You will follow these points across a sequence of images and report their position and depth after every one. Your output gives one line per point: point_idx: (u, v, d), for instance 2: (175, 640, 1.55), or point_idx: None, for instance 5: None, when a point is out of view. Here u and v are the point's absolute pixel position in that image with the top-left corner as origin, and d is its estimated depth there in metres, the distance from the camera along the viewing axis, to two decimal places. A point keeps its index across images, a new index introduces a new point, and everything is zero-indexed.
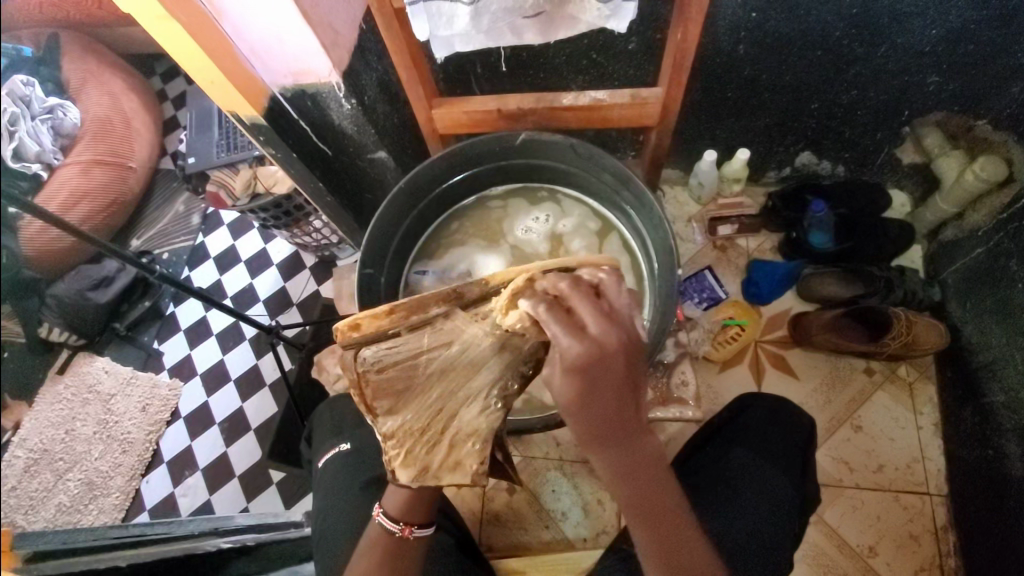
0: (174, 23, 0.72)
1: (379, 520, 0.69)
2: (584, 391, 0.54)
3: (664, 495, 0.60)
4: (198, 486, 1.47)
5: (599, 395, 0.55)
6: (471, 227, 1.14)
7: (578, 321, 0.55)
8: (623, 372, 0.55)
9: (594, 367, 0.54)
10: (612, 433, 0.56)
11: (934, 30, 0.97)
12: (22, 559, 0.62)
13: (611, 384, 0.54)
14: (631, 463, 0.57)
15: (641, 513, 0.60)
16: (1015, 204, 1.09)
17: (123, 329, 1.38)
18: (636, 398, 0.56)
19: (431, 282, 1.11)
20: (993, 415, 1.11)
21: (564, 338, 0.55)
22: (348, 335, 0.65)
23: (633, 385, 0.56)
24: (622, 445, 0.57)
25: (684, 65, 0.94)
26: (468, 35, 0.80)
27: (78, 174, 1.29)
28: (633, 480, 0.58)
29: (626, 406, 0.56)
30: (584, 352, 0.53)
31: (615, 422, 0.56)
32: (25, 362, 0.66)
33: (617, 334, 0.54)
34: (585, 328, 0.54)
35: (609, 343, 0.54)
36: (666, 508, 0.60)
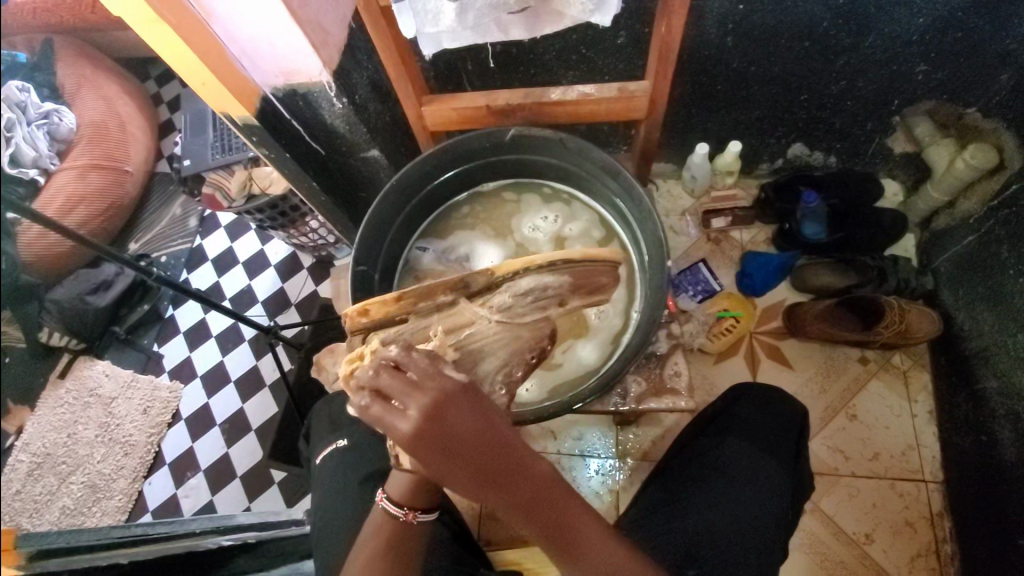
0: (164, 26, 0.73)
1: (384, 505, 0.71)
2: (437, 452, 0.54)
3: (581, 521, 0.56)
4: (199, 486, 1.43)
5: (455, 449, 0.54)
6: (482, 210, 1.15)
7: (399, 398, 0.56)
8: (466, 414, 0.55)
9: (436, 420, 0.54)
10: (490, 481, 0.54)
11: (920, 18, 0.97)
12: (28, 556, 0.64)
13: (462, 433, 0.54)
14: (526, 503, 0.55)
15: (569, 554, 0.56)
16: (1006, 190, 1.09)
17: (123, 333, 1.51)
18: (497, 434, 0.56)
19: (431, 259, 1.13)
20: (987, 401, 1.12)
21: (398, 418, 0.55)
22: (357, 319, 0.71)
23: (486, 425, 0.56)
24: (507, 487, 0.54)
25: (671, 58, 0.94)
26: (455, 31, 0.81)
27: (74, 177, 1.43)
28: (534, 519, 0.55)
29: (489, 451, 0.55)
30: (417, 419, 0.55)
31: (489, 467, 0.54)
32: (25, 366, 0.67)
33: (436, 382, 0.56)
34: (410, 394, 0.56)
35: (434, 395, 0.55)
36: (592, 536, 0.57)
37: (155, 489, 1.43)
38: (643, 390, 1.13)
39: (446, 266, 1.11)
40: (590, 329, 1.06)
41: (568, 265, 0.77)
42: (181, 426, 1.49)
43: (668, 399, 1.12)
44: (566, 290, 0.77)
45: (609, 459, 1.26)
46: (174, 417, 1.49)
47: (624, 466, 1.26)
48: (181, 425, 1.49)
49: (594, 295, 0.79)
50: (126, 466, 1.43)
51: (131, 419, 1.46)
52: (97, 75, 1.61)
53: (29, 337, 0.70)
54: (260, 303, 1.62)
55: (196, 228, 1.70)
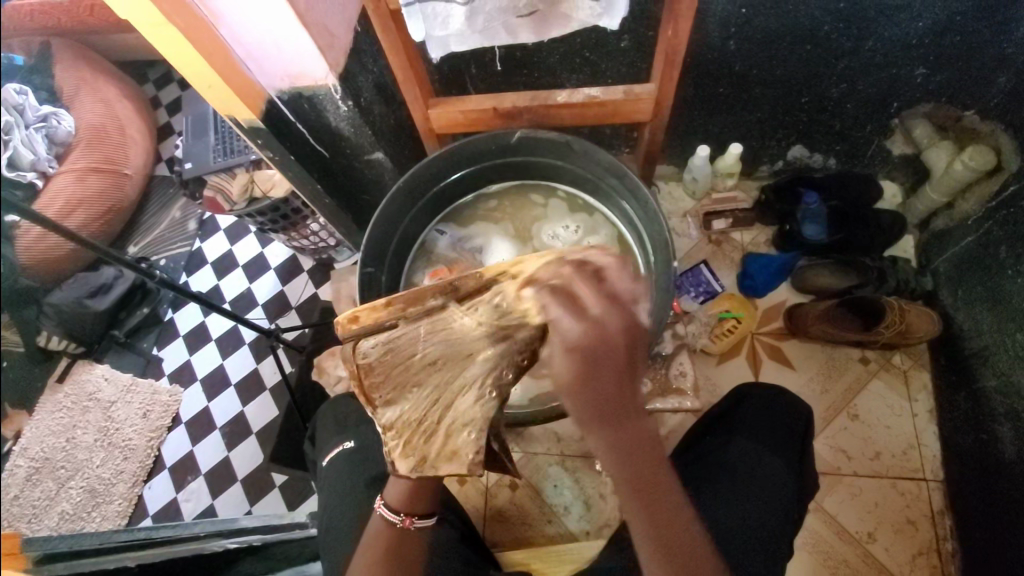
0: (170, 28, 0.73)
1: (380, 511, 0.71)
2: (587, 367, 0.56)
3: (663, 488, 0.59)
4: (200, 491, 1.49)
5: (601, 372, 0.56)
6: (511, 206, 1.16)
7: (591, 306, 0.58)
8: (619, 351, 0.57)
9: (595, 341, 0.57)
10: (617, 415, 0.57)
11: (920, 22, 0.98)
12: (32, 561, 0.63)
13: (612, 362, 0.57)
14: (632, 447, 0.57)
15: (640, 505, 0.59)
16: (1004, 191, 1.10)
17: (122, 335, 1.39)
18: (636, 379, 0.58)
19: (447, 244, 1.14)
20: (985, 400, 1.13)
21: (569, 322, 0.58)
22: (348, 327, 0.69)
23: (631, 365, 0.58)
24: (625, 427, 0.57)
25: (677, 61, 0.95)
26: (463, 35, 0.81)
27: (73, 181, 1.37)
28: (634, 465, 0.58)
29: (626, 387, 0.57)
30: (585, 331, 0.57)
31: (620, 402, 0.57)
32: (26, 370, 0.66)
33: (622, 309, 0.58)
34: (603, 305, 0.58)
35: (607, 320, 0.58)
36: (665, 502, 0.60)
37: (155, 494, 1.41)
38: None
39: (460, 253, 1.13)
40: None
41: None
42: (180, 431, 1.48)
43: (674, 398, 1.23)
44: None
45: None
46: (173, 422, 1.45)
47: None
48: (180, 429, 1.48)
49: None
50: (126, 470, 1.35)
51: (131, 423, 1.33)
52: (95, 79, 1.63)
53: (28, 341, 0.69)
54: (261, 305, 1.62)
55: (196, 231, 1.68)
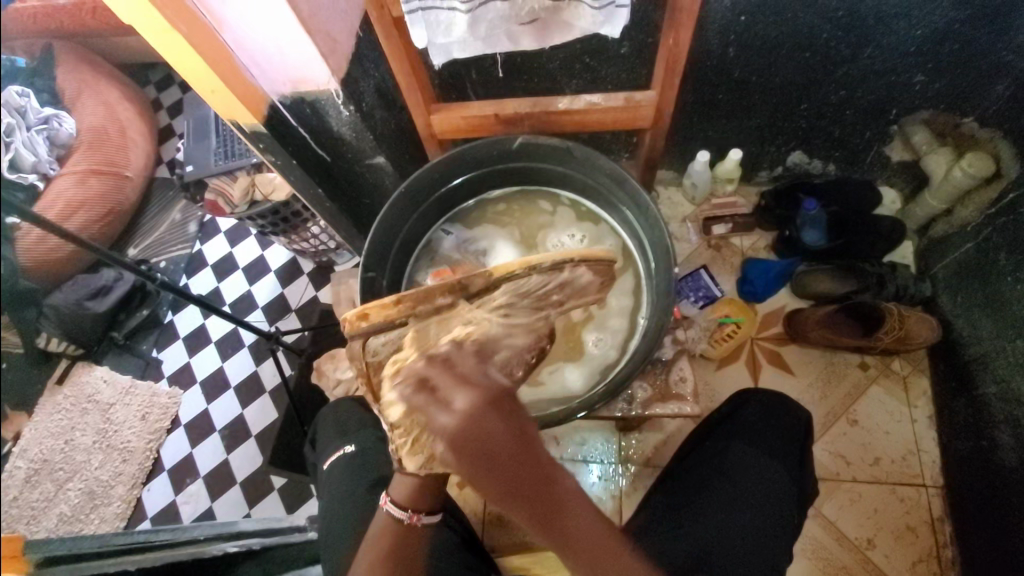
0: (176, 34, 0.73)
1: (387, 509, 0.71)
2: (474, 456, 0.55)
3: (599, 536, 0.57)
4: (199, 493, 1.43)
5: (489, 455, 0.55)
6: (518, 210, 1.17)
7: (449, 392, 0.59)
8: (504, 425, 0.57)
9: (476, 421, 0.56)
10: (520, 489, 0.55)
11: (918, 30, 0.99)
12: (33, 564, 0.63)
13: (498, 440, 0.56)
14: (547, 514, 0.56)
15: (582, 564, 0.57)
16: (1003, 199, 1.10)
17: (122, 338, 1.49)
18: (529, 445, 0.57)
19: (451, 244, 1.14)
20: (985, 407, 1.13)
21: (440, 412, 0.58)
22: (357, 325, 0.68)
23: (519, 436, 0.57)
24: (532, 497, 0.56)
25: (678, 68, 0.95)
26: (466, 42, 0.82)
27: (73, 183, 1.42)
28: (556, 529, 0.56)
29: (521, 456, 0.56)
30: (461, 421, 0.56)
31: (519, 478, 0.55)
32: (28, 372, 0.66)
33: (482, 381, 0.59)
34: (458, 389, 0.59)
35: (480, 394, 0.58)
36: (608, 548, 0.58)
37: (154, 497, 1.41)
38: (649, 396, 1.16)
39: (465, 255, 1.13)
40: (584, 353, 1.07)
41: (570, 265, 0.78)
42: (180, 432, 1.47)
43: (673, 404, 1.15)
44: (565, 291, 0.78)
45: (612, 465, 1.27)
46: (173, 423, 1.48)
47: (627, 472, 1.26)
48: (180, 431, 1.48)
49: (590, 295, 0.82)
50: (124, 473, 1.40)
51: (128, 426, 1.43)
52: (97, 81, 1.61)
53: (30, 344, 0.69)
54: (261, 308, 1.61)
55: (195, 234, 1.70)
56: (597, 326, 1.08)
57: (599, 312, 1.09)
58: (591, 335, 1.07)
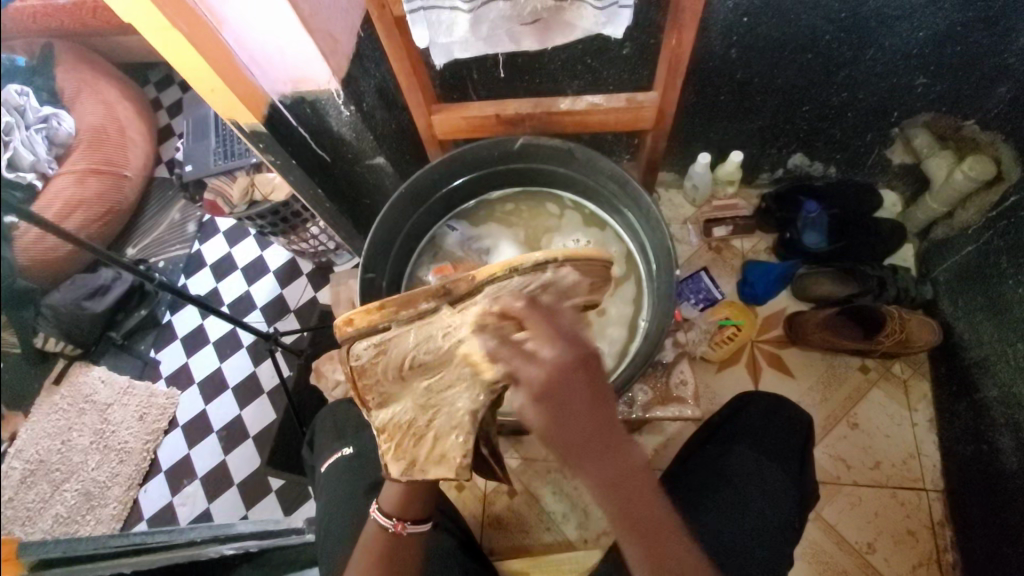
0: (176, 32, 0.73)
1: (375, 516, 0.71)
2: (555, 409, 0.54)
3: (657, 513, 0.57)
4: (196, 494, 1.42)
5: (571, 411, 0.54)
6: (526, 210, 1.15)
7: (539, 345, 0.58)
8: (588, 383, 0.56)
9: (565, 376, 0.55)
10: (595, 448, 0.54)
11: (920, 32, 0.99)
12: (27, 566, 0.62)
13: (581, 399, 0.55)
14: (617, 479, 0.55)
15: (637, 539, 0.56)
16: (1005, 202, 1.10)
17: (119, 338, 1.49)
18: (608, 409, 0.56)
19: (456, 240, 1.13)
20: (987, 410, 1.13)
21: (531, 361, 0.57)
22: (343, 330, 0.69)
23: (600, 398, 0.56)
24: (604, 458, 0.55)
25: (680, 69, 0.95)
26: (467, 42, 0.82)
27: (72, 182, 1.41)
28: (620, 498, 0.55)
29: (600, 417, 0.55)
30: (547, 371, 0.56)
31: (594, 441, 0.54)
32: (24, 372, 0.66)
33: (574, 339, 0.58)
34: (552, 342, 0.58)
35: (572, 351, 0.57)
36: (663, 528, 0.57)
37: (151, 498, 1.41)
38: (648, 398, 1.18)
39: (467, 252, 1.13)
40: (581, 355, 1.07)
41: (553, 266, 0.73)
42: (176, 434, 1.48)
43: (674, 407, 1.19)
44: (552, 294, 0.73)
45: None
46: (169, 425, 1.48)
47: None
48: (176, 432, 1.48)
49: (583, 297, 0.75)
50: (121, 473, 1.40)
51: (127, 426, 1.42)
52: (97, 80, 1.62)
53: (27, 344, 0.68)
54: (259, 309, 1.61)
55: (194, 234, 1.70)
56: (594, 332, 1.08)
57: (598, 319, 1.08)
58: None
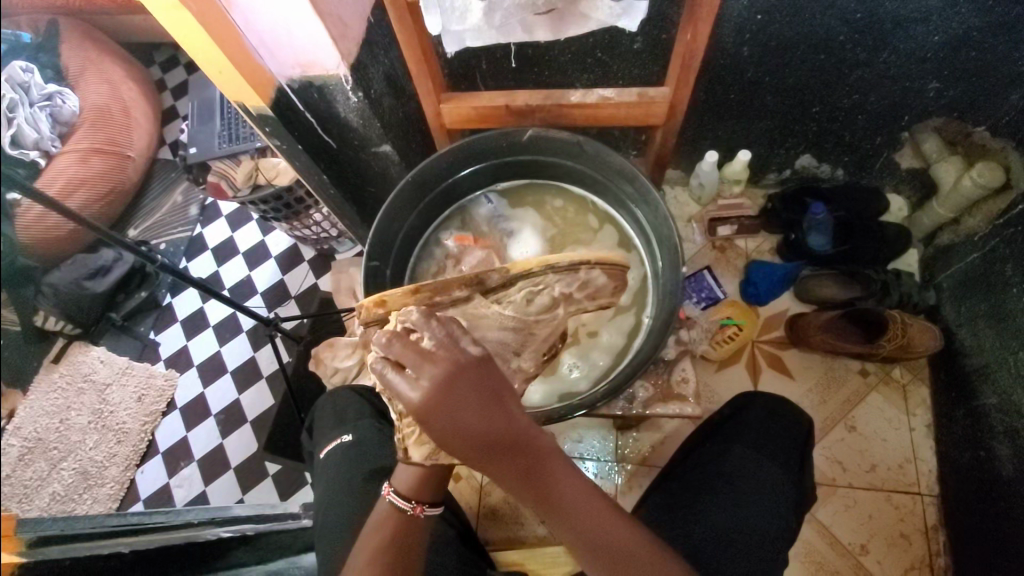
0: (185, 12, 0.72)
1: (390, 498, 0.70)
2: (443, 423, 0.55)
3: (568, 485, 0.61)
4: (192, 476, 1.44)
5: (462, 420, 0.56)
6: (573, 213, 1.14)
7: (412, 365, 0.56)
8: (478, 384, 0.56)
9: (445, 396, 0.55)
10: (490, 453, 0.57)
11: (935, 36, 0.98)
12: (26, 543, 0.62)
13: (470, 410, 0.56)
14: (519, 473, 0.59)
15: (554, 515, 0.61)
16: (1012, 210, 1.10)
17: (120, 318, 1.45)
18: (501, 407, 0.57)
19: (488, 213, 1.14)
20: (985, 418, 1.13)
21: (407, 388, 0.56)
22: (373, 310, 0.72)
23: (495, 397, 0.57)
24: (505, 457, 0.58)
25: (693, 66, 0.94)
26: (480, 30, 0.81)
27: (76, 162, 1.41)
28: (528, 483, 0.59)
29: (494, 420, 0.57)
30: (430, 392, 0.55)
31: (493, 443, 0.57)
32: (24, 350, 0.65)
33: (449, 354, 0.56)
34: (421, 363, 0.56)
35: (449, 368, 0.56)
36: (574, 495, 0.62)
37: (148, 479, 1.42)
38: (651, 395, 1.18)
39: (493, 228, 1.13)
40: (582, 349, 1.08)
41: (586, 267, 0.79)
42: (175, 417, 1.48)
43: (675, 406, 1.16)
44: (584, 292, 0.79)
45: (608, 463, 1.27)
46: (168, 407, 1.47)
47: (623, 471, 1.26)
48: (175, 415, 1.48)
49: (608, 298, 0.81)
50: (118, 454, 1.38)
51: (125, 407, 1.40)
52: (101, 59, 1.59)
53: (27, 323, 0.67)
54: (260, 294, 1.60)
55: (196, 217, 1.68)
56: (576, 351, 1.08)
57: (587, 341, 1.08)
58: (569, 360, 1.07)
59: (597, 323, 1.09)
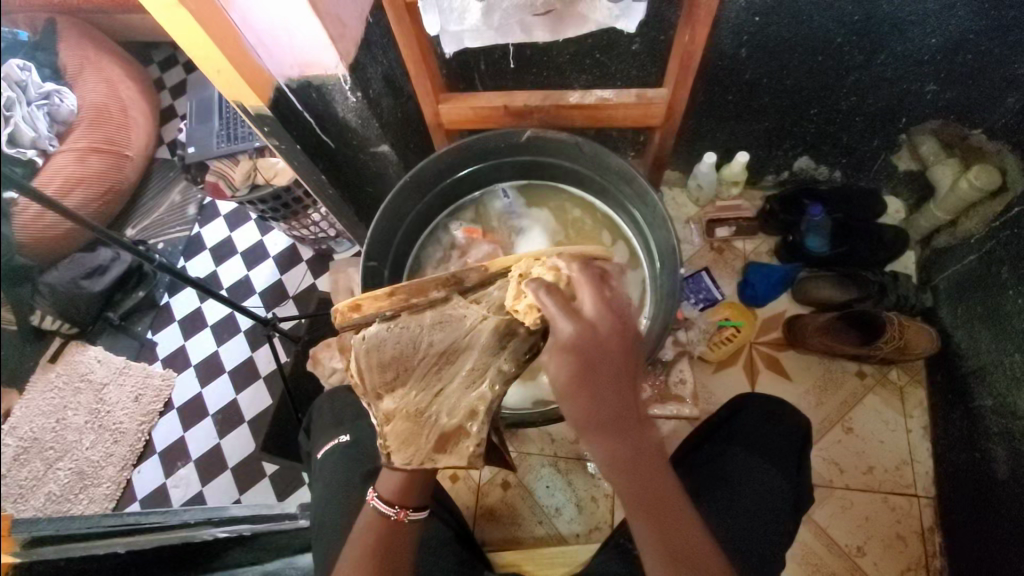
0: (183, 10, 0.72)
1: (374, 504, 0.70)
2: (584, 371, 0.56)
3: (663, 486, 0.61)
4: (189, 478, 1.43)
5: (598, 378, 0.56)
6: (591, 225, 1.13)
7: (573, 304, 0.58)
8: (619, 354, 0.57)
9: (591, 347, 0.56)
10: (613, 424, 0.57)
11: (933, 38, 0.98)
12: (21, 544, 0.62)
13: (608, 369, 0.57)
14: (632, 454, 0.59)
15: (646, 512, 0.61)
16: (1008, 212, 1.10)
17: (117, 318, 1.48)
18: (629, 381, 0.58)
19: (503, 208, 1.15)
20: (981, 419, 1.13)
21: (563, 320, 0.57)
22: (347, 315, 0.73)
23: (629, 371, 0.58)
24: (623, 434, 0.58)
25: (691, 67, 0.95)
26: (478, 31, 0.81)
27: (74, 160, 1.39)
28: (632, 470, 0.59)
29: (622, 390, 0.57)
30: (585, 332, 0.56)
31: (616, 413, 0.57)
32: (20, 351, 0.64)
33: (612, 310, 0.58)
34: (585, 304, 0.58)
35: (606, 321, 0.57)
36: (665, 499, 0.61)
37: (144, 479, 1.42)
38: (650, 395, 1.26)
39: (503, 224, 1.14)
40: None
41: (568, 262, 0.79)
42: (171, 417, 1.48)
43: (673, 404, 1.26)
44: None
45: None
46: (165, 407, 1.48)
47: None
48: (171, 415, 1.48)
49: None
50: (115, 454, 1.38)
51: (122, 406, 1.40)
52: (100, 58, 1.60)
53: (24, 324, 0.67)
54: (259, 294, 1.60)
55: (194, 217, 1.69)
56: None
57: None
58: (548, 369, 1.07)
59: None
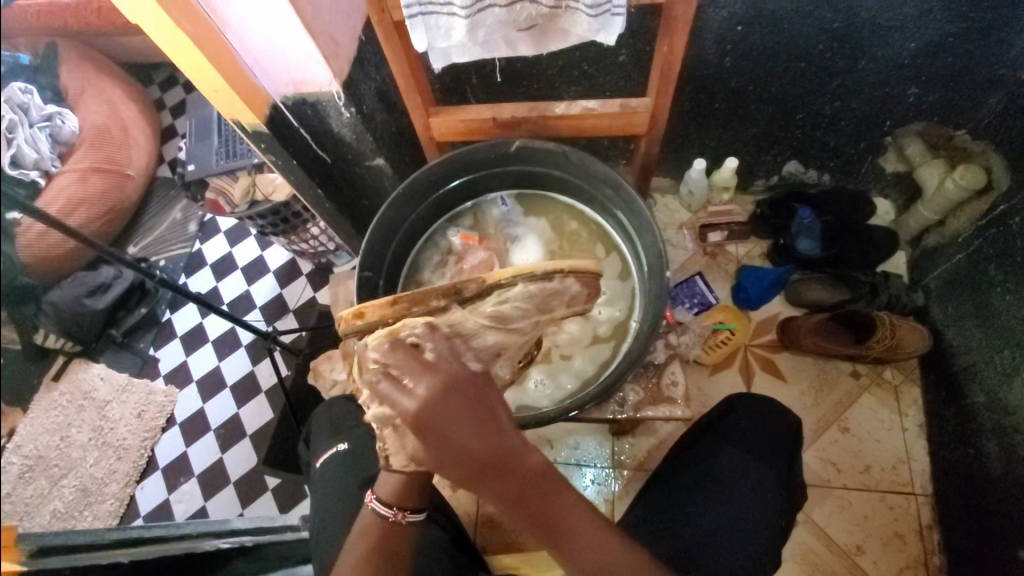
0: (181, 34, 0.74)
1: (373, 506, 0.71)
2: (441, 435, 0.55)
3: (571, 513, 0.59)
4: (192, 492, 1.43)
5: (456, 435, 0.55)
6: (586, 235, 1.14)
7: (409, 377, 0.58)
8: (474, 403, 0.57)
9: (440, 407, 0.56)
10: (490, 475, 0.55)
11: (912, 43, 1.00)
12: (27, 555, 0.64)
13: (466, 421, 0.56)
14: (525, 494, 0.57)
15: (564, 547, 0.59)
16: (994, 210, 1.12)
17: (120, 335, 1.52)
18: (497, 423, 0.57)
19: (501, 216, 1.17)
20: (973, 416, 1.14)
21: (403, 398, 0.57)
22: (352, 322, 0.73)
23: (489, 415, 0.57)
24: (507, 478, 0.56)
25: (672, 77, 0.97)
26: (465, 47, 0.84)
27: (76, 181, 1.45)
28: (531, 508, 0.57)
29: (490, 435, 0.56)
30: (427, 399, 0.56)
31: (490, 463, 0.55)
32: (24, 367, 0.66)
33: (446, 366, 0.58)
34: (418, 374, 0.58)
35: (442, 378, 0.57)
36: (581, 526, 0.59)
37: (148, 494, 1.43)
38: (640, 398, 1.19)
39: (500, 232, 1.16)
40: (564, 365, 1.09)
41: (559, 275, 0.80)
42: (174, 431, 1.49)
43: (665, 407, 1.18)
44: (557, 299, 0.80)
45: (604, 468, 1.28)
46: (168, 422, 1.50)
47: (620, 476, 1.27)
48: (174, 430, 1.49)
49: (582, 305, 0.84)
50: (118, 470, 1.44)
51: (125, 423, 1.47)
52: (101, 78, 1.62)
53: (28, 341, 0.69)
54: (259, 308, 1.62)
55: (195, 233, 1.71)
56: (549, 369, 1.09)
57: (567, 357, 1.10)
58: (539, 375, 1.08)
59: (571, 347, 1.10)
